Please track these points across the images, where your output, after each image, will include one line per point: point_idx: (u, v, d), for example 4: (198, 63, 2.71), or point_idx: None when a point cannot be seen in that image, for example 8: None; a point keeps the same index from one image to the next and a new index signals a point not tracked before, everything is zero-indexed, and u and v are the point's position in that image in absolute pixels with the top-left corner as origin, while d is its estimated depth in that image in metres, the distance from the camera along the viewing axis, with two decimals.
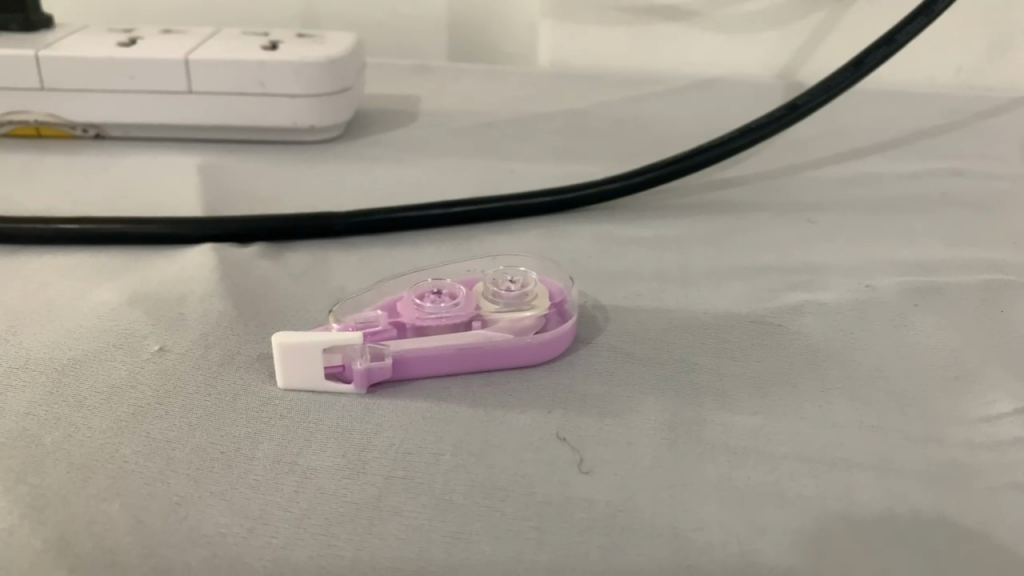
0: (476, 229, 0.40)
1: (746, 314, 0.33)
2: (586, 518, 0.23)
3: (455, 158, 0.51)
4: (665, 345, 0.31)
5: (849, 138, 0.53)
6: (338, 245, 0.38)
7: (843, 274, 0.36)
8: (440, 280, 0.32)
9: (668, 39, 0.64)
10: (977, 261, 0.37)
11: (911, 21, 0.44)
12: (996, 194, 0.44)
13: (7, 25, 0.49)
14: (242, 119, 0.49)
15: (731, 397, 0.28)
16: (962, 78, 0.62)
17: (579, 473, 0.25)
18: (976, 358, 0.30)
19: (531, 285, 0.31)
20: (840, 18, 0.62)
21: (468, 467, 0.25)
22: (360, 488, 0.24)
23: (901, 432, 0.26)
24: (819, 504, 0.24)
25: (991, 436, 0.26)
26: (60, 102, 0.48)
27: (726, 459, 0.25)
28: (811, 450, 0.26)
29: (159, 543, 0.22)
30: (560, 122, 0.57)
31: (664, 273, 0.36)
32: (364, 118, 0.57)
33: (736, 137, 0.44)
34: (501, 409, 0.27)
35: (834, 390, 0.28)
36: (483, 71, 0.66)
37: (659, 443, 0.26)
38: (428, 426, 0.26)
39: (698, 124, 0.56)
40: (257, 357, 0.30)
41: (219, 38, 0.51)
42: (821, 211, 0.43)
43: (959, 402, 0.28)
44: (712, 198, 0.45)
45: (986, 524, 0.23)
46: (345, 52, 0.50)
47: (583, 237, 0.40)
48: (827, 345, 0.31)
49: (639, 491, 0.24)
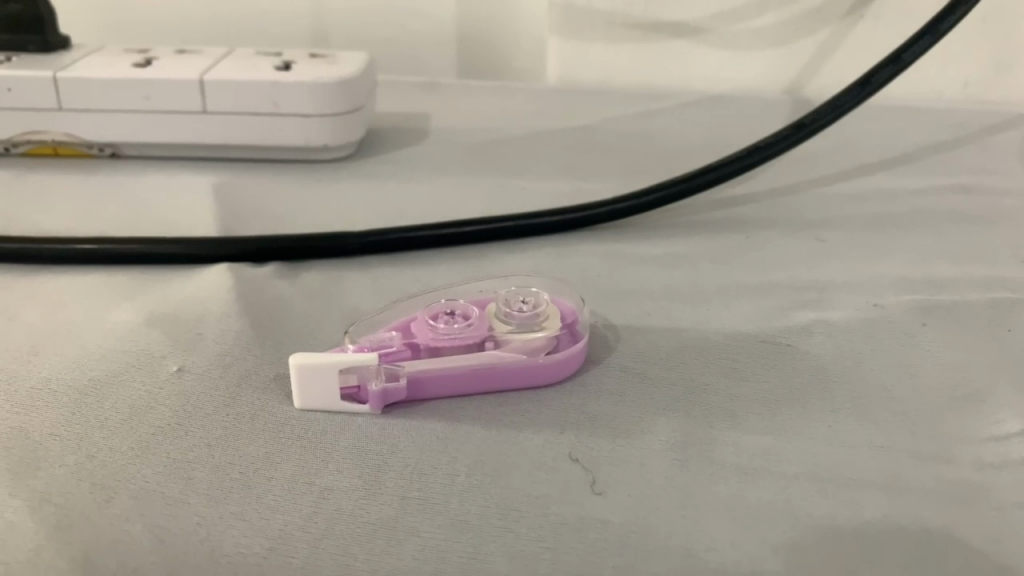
0: (486, 247, 0.41)
1: (755, 334, 0.33)
2: (600, 539, 0.23)
3: (465, 176, 0.51)
4: (677, 365, 0.31)
5: (855, 154, 0.53)
6: (352, 264, 0.39)
7: (851, 292, 0.37)
8: (453, 300, 0.32)
9: (675, 55, 0.65)
10: (984, 278, 0.38)
11: (918, 40, 0.45)
12: (1003, 211, 0.45)
13: (25, 47, 0.50)
14: (255, 139, 0.50)
15: (741, 417, 0.28)
16: (969, 92, 0.62)
17: (592, 494, 0.25)
18: (984, 376, 0.30)
19: (543, 305, 0.31)
20: (846, 34, 0.62)
21: (482, 488, 0.25)
22: (377, 509, 0.24)
23: (910, 452, 0.27)
24: (829, 523, 0.24)
25: (999, 455, 0.27)
26: (76, 123, 0.49)
27: (737, 479, 0.26)
28: (820, 469, 0.26)
29: (180, 558, 0.23)
30: (569, 138, 0.57)
31: (673, 291, 0.37)
32: (375, 135, 0.57)
33: (744, 156, 0.44)
34: (516, 430, 0.28)
35: (843, 409, 0.29)
36: (493, 87, 0.66)
37: (670, 463, 0.26)
38: (443, 447, 0.27)
39: (704, 141, 0.57)
40: (273, 377, 0.30)
41: (232, 59, 0.52)
42: (829, 228, 0.43)
43: (967, 422, 0.28)
44: (720, 215, 0.45)
45: (994, 543, 0.23)
46: (356, 72, 0.51)
47: (592, 255, 0.40)
48: (835, 364, 0.31)
49: (651, 510, 0.24)
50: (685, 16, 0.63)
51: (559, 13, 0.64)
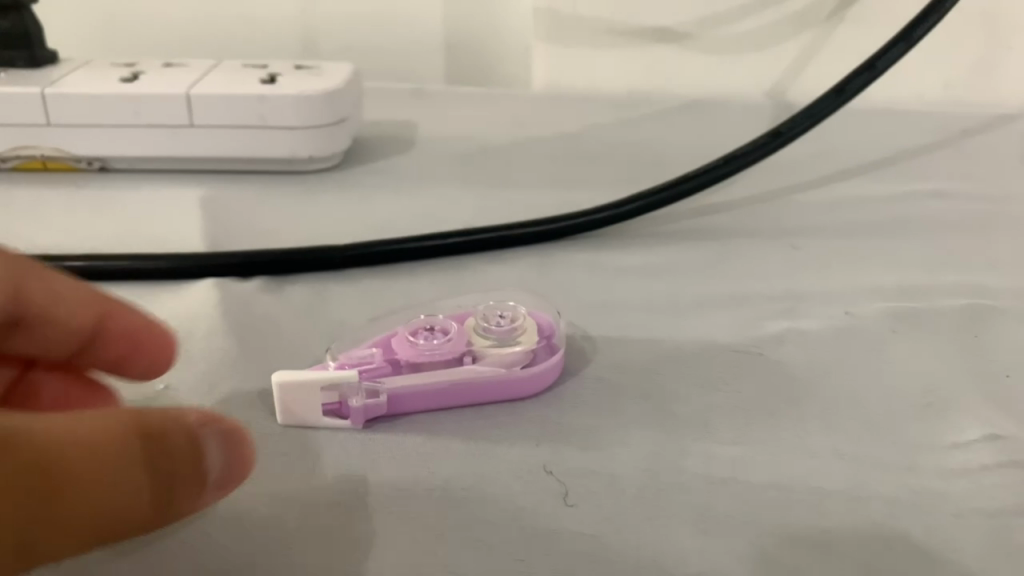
0: (469, 259, 0.42)
1: (728, 343, 0.34)
2: (571, 550, 0.24)
3: (451, 186, 0.52)
4: (651, 376, 0.32)
5: (835, 159, 0.54)
6: (337, 278, 0.40)
7: (825, 300, 0.37)
8: (433, 316, 0.33)
9: (660, 60, 0.66)
10: (956, 285, 0.38)
11: (892, 47, 0.46)
12: (977, 216, 0.46)
13: (14, 62, 0.51)
14: (243, 151, 0.51)
15: (712, 428, 0.29)
16: (950, 94, 0.63)
17: (565, 505, 0.26)
18: (950, 383, 0.31)
19: (521, 319, 0.32)
20: (828, 38, 0.63)
21: (459, 501, 0.26)
22: (357, 523, 0.25)
23: (874, 460, 0.28)
24: (794, 532, 0.25)
25: (961, 463, 0.28)
26: (65, 138, 0.50)
27: (706, 490, 0.26)
28: (787, 478, 0.27)
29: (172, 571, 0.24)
30: (554, 146, 0.58)
31: (651, 301, 0.38)
32: (363, 145, 0.58)
33: (721, 165, 0.45)
34: (493, 443, 0.28)
35: (811, 418, 0.30)
36: (480, 94, 0.67)
37: (641, 475, 0.27)
38: (422, 461, 0.28)
39: (688, 148, 0.58)
40: (258, 394, 0.31)
41: (219, 72, 0.53)
42: (806, 235, 0.44)
43: (931, 429, 0.29)
44: (699, 223, 0.46)
45: (951, 548, 0.24)
46: (342, 84, 0.51)
47: (573, 266, 0.41)
48: (805, 373, 0.32)
49: (622, 521, 0.25)
50: (668, 22, 0.64)
51: (545, 19, 0.65)
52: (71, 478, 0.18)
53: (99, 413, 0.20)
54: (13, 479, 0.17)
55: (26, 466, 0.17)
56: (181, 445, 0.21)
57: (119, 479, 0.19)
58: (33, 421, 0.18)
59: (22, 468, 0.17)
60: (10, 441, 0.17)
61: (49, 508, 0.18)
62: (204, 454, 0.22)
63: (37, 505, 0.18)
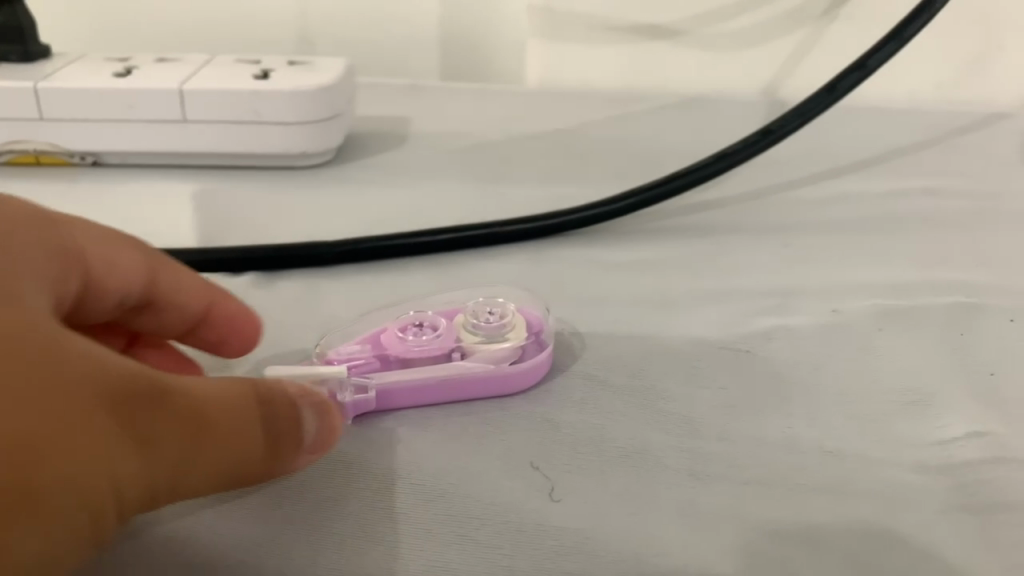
0: (459, 255, 0.42)
1: (716, 340, 0.34)
2: (556, 545, 0.24)
3: (444, 182, 0.52)
4: (639, 372, 0.32)
5: (827, 156, 0.54)
6: (328, 273, 0.40)
7: (814, 297, 0.38)
8: (422, 312, 0.33)
9: (654, 57, 0.66)
10: (944, 282, 0.39)
11: (883, 45, 0.46)
12: (967, 214, 0.46)
13: (6, 57, 0.51)
14: (236, 147, 0.51)
15: (698, 424, 0.29)
16: (942, 91, 0.64)
17: (551, 500, 0.26)
18: (936, 380, 0.32)
19: (509, 315, 0.32)
20: (822, 35, 0.63)
21: (446, 496, 0.26)
22: (345, 518, 0.26)
23: (859, 456, 0.28)
24: (777, 526, 0.25)
25: (944, 459, 0.28)
26: (58, 133, 0.50)
27: (691, 485, 0.27)
28: (771, 474, 0.27)
29: (160, 559, 0.24)
30: (548, 142, 0.58)
31: (641, 298, 0.38)
32: (356, 140, 0.58)
33: (712, 162, 0.45)
34: (480, 438, 0.29)
35: (797, 414, 0.30)
36: (474, 90, 0.67)
37: (627, 469, 0.27)
38: (410, 456, 0.28)
39: (681, 144, 0.58)
40: None
41: (212, 67, 0.53)
42: (796, 232, 0.44)
43: (916, 426, 0.29)
44: (690, 220, 0.46)
45: (931, 543, 0.25)
46: (335, 79, 0.52)
47: (563, 262, 0.41)
48: (792, 370, 0.32)
49: (607, 516, 0.25)
50: (662, 19, 0.64)
51: (539, 16, 0.64)
52: (207, 430, 0.22)
53: (225, 380, 0.24)
54: (162, 431, 0.21)
55: (172, 420, 0.22)
56: (283, 412, 0.25)
57: (238, 434, 0.23)
58: (183, 382, 0.23)
59: (178, 423, 0.22)
60: (160, 400, 0.22)
61: (191, 453, 0.22)
62: (302, 423, 0.26)
63: (182, 450, 0.22)
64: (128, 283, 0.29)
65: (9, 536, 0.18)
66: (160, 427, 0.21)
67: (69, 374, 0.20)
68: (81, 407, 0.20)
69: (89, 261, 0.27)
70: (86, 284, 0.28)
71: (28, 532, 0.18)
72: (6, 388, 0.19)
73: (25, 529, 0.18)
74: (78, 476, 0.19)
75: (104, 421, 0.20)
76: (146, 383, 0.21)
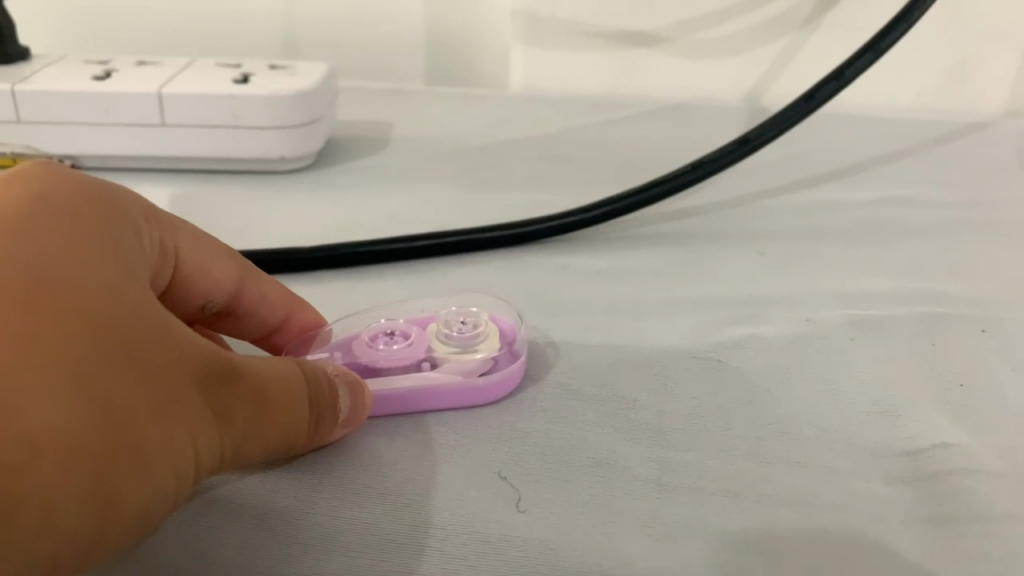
0: (435, 261, 0.42)
1: (688, 349, 0.34)
2: (520, 556, 0.24)
3: (423, 186, 0.52)
4: (611, 381, 0.32)
5: (806, 164, 0.54)
6: (304, 280, 0.40)
7: (787, 306, 0.38)
8: (394, 321, 0.33)
9: (636, 64, 0.66)
10: (918, 292, 0.39)
11: (861, 56, 0.46)
12: (942, 223, 0.46)
13: None
14: (214, 151, 0.51)
15: (668, 434, 0.29)
16: (923, 99, 0.64)
17: (516, 511, 0.26)
18: (906, 391, 0.32)
19: (483, 325, 0.33)
20: (804, 42, 0.63)
21: (412, 506, 0.26)
22: (310, 528, 0.25)
23: (825, 467, 0.28)
24: (740, 536, 0.25)
25: (910, 471, 0.28)
26: (35, 135, 0.50)
27: (657, 497, 0.27)
28: (738, 485, 0.27)
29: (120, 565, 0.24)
30: (529, 148, 0.58)
31: (615, 305, 0.38)
32: (337, 145, 0.58)
33: (690, 171, 0.45)
34: (449, 448, 0.29)
35: (766, 425, 0.30)
36: (458, 95, 0.67)
37: (595, 480, 0.27)
38: (378, 467, 0.28)
39: (661, 151, 0.58)
40: None
41: (192, 70, 0.53)
42: (772, 241, 0.44)
43: (884, 437, 0.29)
44: (667, 228, 0.46)
45: (893, 554, 0.25)
46: (315, 84, 0.51)
47: (538, 269, 0.41)
48: (763, 380, 0.32)
49: (572, 526, 0.25)
50: (644, 26, 0.64)
51: (521, 21, 0.64)
52: (265, 402, 0.24)
53: (278, 360, 0.26)
54: (236, 404, 0.23)
55: (242, 392, 0.24)
56: (327, 392, 0.27)
57: (290, 410, 0.25)
58: (249, 360, 0.25)
59: (248, 396, 0.24)
60: (234, 374, 0.23)
61: (253, 427, 0.24)
62: (340, 402, 0.28)
63: (249, 425, 0.24)
64: (215, 289, 0.31)
65: (134, 493, 0.20)
66: (234, 399, 0.23)
67: (171, 345, 0.22)
68: (179, 374, 0.22)
69: (179, 259, 0.29)
70: (174, 281, 0.30)
71: (144, 489, 0.20)
72: (127, 354, 0.21)
73: (138, 488, 0.20)
74: (176, 442, 0.21)
75: (193, 393, 0.22)
76: (222, 359, 0.23)
